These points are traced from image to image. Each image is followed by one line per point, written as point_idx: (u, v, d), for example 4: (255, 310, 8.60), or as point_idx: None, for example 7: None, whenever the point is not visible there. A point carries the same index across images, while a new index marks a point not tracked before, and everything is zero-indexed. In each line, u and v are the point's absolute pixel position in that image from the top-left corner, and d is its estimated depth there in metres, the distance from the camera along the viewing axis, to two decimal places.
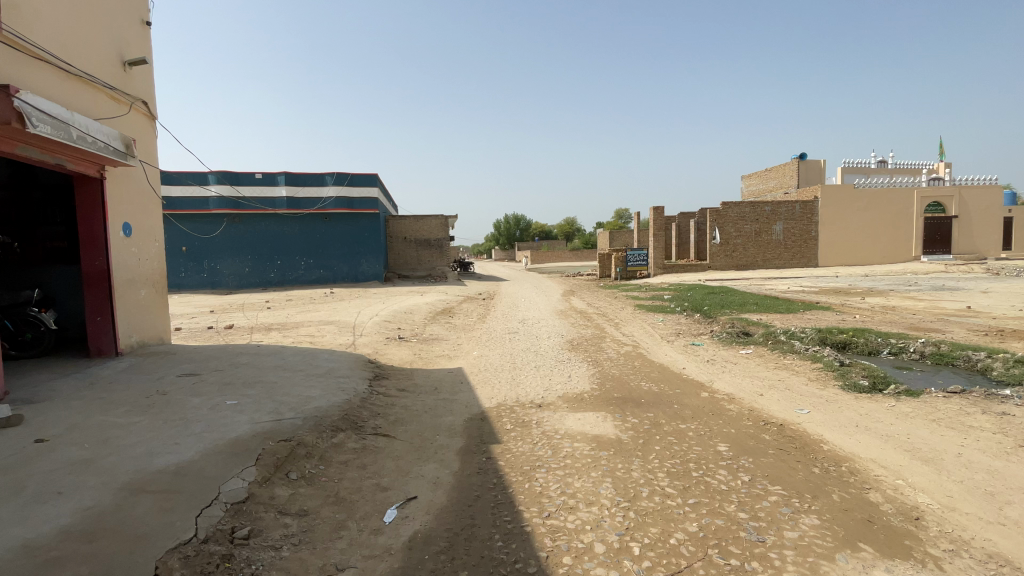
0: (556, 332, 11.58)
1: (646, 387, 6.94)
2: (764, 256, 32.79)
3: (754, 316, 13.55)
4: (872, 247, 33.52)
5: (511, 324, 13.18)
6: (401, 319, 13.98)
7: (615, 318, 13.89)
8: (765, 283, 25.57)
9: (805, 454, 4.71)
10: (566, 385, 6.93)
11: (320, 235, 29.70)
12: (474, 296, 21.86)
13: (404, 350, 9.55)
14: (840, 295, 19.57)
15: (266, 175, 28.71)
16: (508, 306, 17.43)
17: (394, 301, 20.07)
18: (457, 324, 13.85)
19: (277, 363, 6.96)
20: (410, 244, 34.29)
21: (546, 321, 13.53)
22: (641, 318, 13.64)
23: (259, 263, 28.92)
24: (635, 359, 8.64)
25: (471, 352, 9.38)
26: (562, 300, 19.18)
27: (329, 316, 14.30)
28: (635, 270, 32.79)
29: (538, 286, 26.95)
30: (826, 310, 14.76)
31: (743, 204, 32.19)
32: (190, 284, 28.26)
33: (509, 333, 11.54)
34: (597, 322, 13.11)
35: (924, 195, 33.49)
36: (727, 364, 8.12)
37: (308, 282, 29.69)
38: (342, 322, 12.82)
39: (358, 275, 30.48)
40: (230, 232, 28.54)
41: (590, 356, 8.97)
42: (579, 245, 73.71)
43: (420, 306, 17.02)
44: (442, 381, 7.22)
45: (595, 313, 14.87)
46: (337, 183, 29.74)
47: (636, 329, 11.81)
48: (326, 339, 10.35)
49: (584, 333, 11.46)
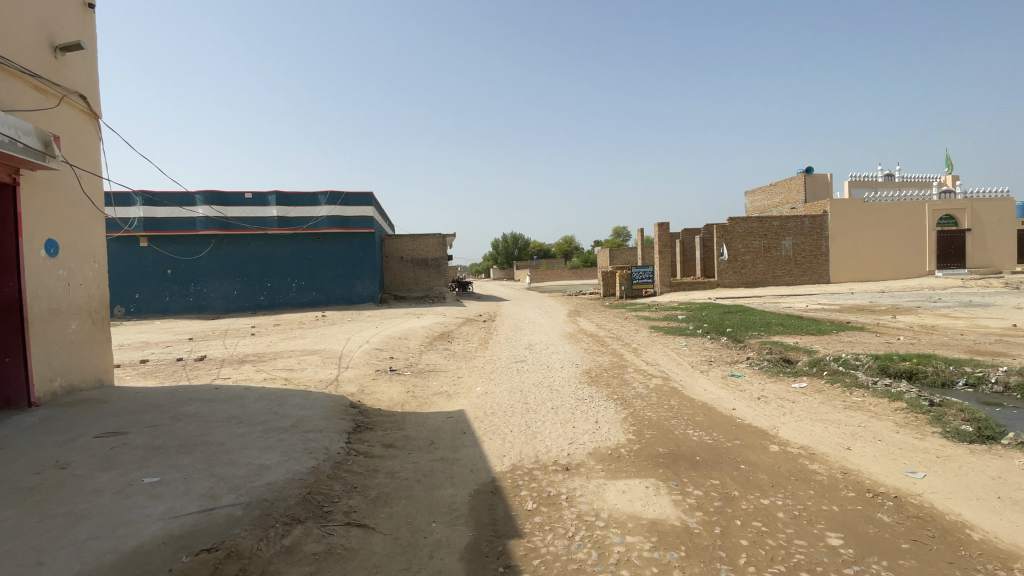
0: (569, 361, 10.22)
1: (696, 437, 5.56)
2: (773, 273, 31.62)
3: (787, 338, 12.20)
4: (884, 262, 32.28)
5: (518, 350, 11.81)
6: (396, 346, 12.62)
7: (632, 342, 12.56)
8: (780, 301, 24.26)
9: (957, 553, 3.31)
10: (595, 436, 5.54)
11: (313, 256, 28.41)
12: (474, 318, 20.55)
13: (396, 386, 8.15)
14: (867, 313, 18.20)
15: (256, 195, 27.49)
16: (511, 329, 16.05)
17: (387, 325, 18.71)
18: (458, 350, 12.50)
19: (234, 412, 5.56)
20: (407, 264, 33.02)
21: (555, 346, 12.20)
22: (662, 343, 12.29)
23: (248, 286, 27.58)
24: (670, 396, 7.28)
25: (475, 388, 8.00)
26: (569, 322, 17.83)
27: (315, 344, 12.91)
28: (641, 288, 31.54)
29: (541, 307, 25.63)
30: (862, 331, 13.40)
31: (750, 220, 31.13)
32: (175, 309, 26.86)
33: (517, 362, 10.17)
34: (613, 347, 11.76)
35: (937, 208, 32.41)
36: (783, 403, 6.75)
37: (300, 305, 28.29)
38: (329, 351, 11.45)
39: (353, 297, 29.09)
40: (218, 253, 27.28)
41: (615, 392, 7.60)
42: (579, 263, 72.58)
43: (417, 330, 15.66)
44: (440, 430, 5.79)
45: (609, 337, 13.51)
46: (331, 202, 28.48)
47: (661, 356, 10.42)
48: (307, 373, 8.95)
49: (602, 361, 10.08)
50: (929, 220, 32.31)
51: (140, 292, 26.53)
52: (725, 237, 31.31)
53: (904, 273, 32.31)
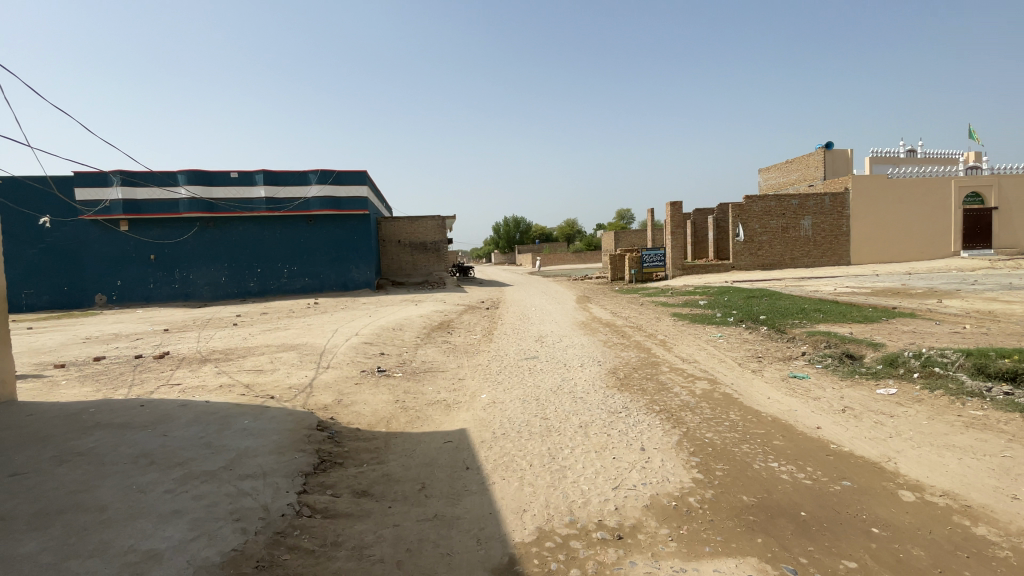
0: (590, 358, 8.68)
1: (787, 476, 4.04)
2: (792, 255, 29.99)
3: (836, 328, 10.62)
4: (908, 242, 30.56)
5: (528, 344, 10.27)
6: (389, 339, 11.11)
7: (657, 333, 11.02)
8: (803, 284, 22.66)
9: None
10: (647, 475, 4.03)
11: (305, 240, 26.77)
12: (476, 305, 19.03)
13: (383, 391, 6.64)
14: (905, 297, 16.63)
15: (243, 174, 25.78)
16: (518, 318, 14.49)
17: (382, 313, 17.16)
18: (459, 343, 10.96)
19: (148, 448, 4.04)
20: (404, 248, 31.40)
21: (571, 338, 10.66)
22: (692, 334, 10.72)
23: (237, 272, 26.05)
24: (728, 408, 5.75)
25: (481, 394, 6.49)
26: (580, 309, 16.30)
27: (297, 337, 11.37)
28: (652, 272, 29.93)
29: (548, 292, 24.11)
30: (916, 318, 11.84)
31: (767, 198, 29.40)
32: (160, 296, 25.42)
33: (529, 359, 8.64)
34: (637, 340, 10.19)
35: (965, 184, 30.56)
36: (880, 419, 5.22)
37: (292, 291, 26.75)
38: (311, 346, 9.94)
39: (348, 283, 27.50)
40: (204, 237, 25.68)
41: (657, 401, 6.09)
42: (582, 247, 70.92)
43: (414, 320, 14.12)
44: (434, 465, 4.26)
45: (629, 327, 11.95)
46: (322, 181, 26.68)
47: (697, 352, 8.88)
48: (278, 375, 7.44)
49: (628, 358, 8.56)
50: (957, 197, 30.47)
51: (123, 278, 25.08)
52: (741, 217, 29.48)
53: (928, 253, 30.59)
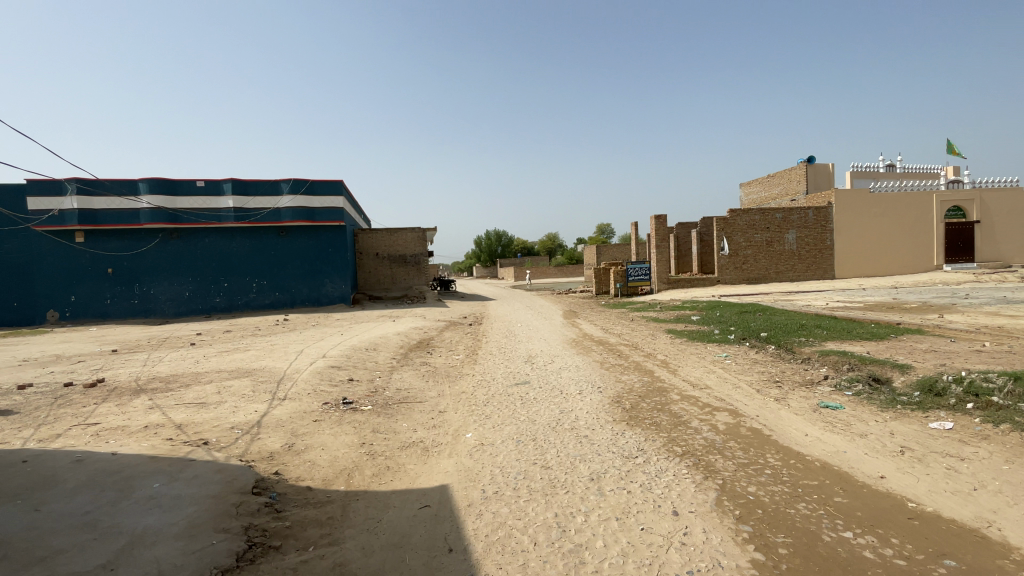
0: (588, 383, 7.67)
1: (872, 556, 3.09)
2: (776, 269, 29.61)
3: (848, 346, 9.85)
4: (891, 256, 30.59)
5: (517, 366, 9.22)
6: (361, 360, 9.96)
7: (656, 352, 10.10)
8: (793, 298, 22.17)
9: None
10: (693, 559, 3.03)
11: (276, 252, 25.36)
12: (458, 321, 17.92)
13: (347, 431, 5.51)
14: (903, 312, 16.12)
15: (210, 182, 24.36)
16: (504, 336, 13.44)
17: (356, 330, 15.91)
18: (439, 365, 9.84)
19: (3, 535, 2.87)
20: (382, 261, 30.17)
21: (565, 359, 9.66)
22: (695, 353, 9.81)
23: (202, 287, 24.48)
24: (764, 451, 4.80)
25: (466, 433, 5.41)
26: (568, 325, 15.34)
27: (257, 359, 10.11)
28: (637, 286, 29.28)
29: (532, 307, 23.15)
30: (926, 334, 11.19)
31: (751, 211, 29.18)
32: (117, 313, 23.66)
33: (519, 384, 7.59)
34: (637, 361, 9.23)
35: (944, 199, 30.83)
36: (951, 464, 4.34)
37: (261, 307, 25.23)
38: (270, 370, 8.72)
39: (321, 298, 26.10)
40: (167, 249, 24.07)
41: (677, 441, 5.10)
42: (563, 261, 70.51)
43: (390, 338, 12.97)
44: (406, 546, 3.19)
45: (625, 346, 11.02)
46: (295, 191, 25.39)
47: (706, 375, 7.98)
48: (222, 411, 6.24)
49: (631, 384, 7.60)
50: (937, 212, 30.70)
51: (77, 293, 23.26)
52: (726, 230, 29.27)
53: (910, 267, 30.66)
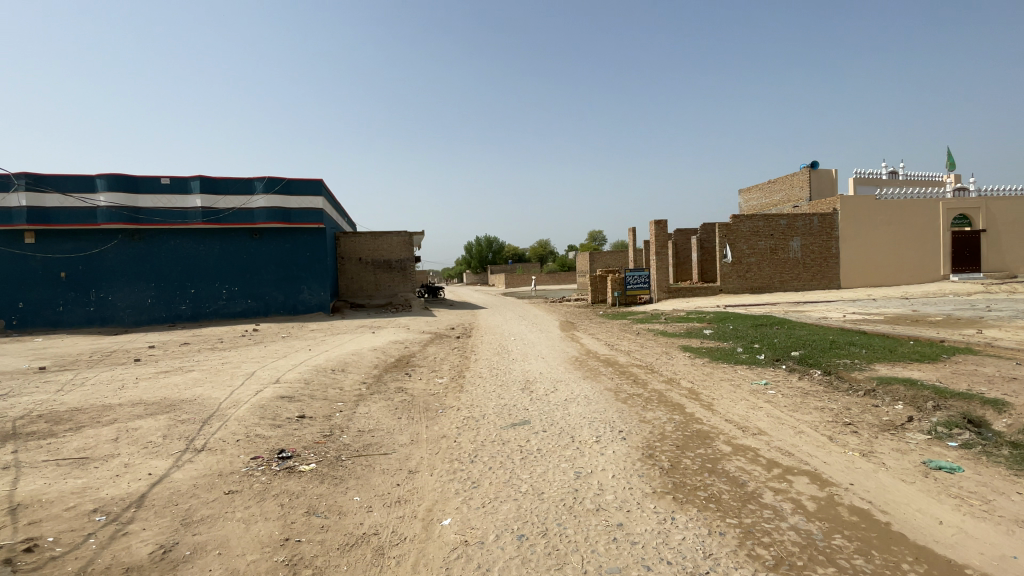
0: (605, 423, 5.98)
1: None
2: (781, 277, 28.25)
3: (906, 371, 8.27)
4: (898, 265, 29.39)
5: (512, 395, 7.50)
6: (322, 385, 8.22)
7: (679, 377, 8.45)
8: (805, 310, 20.72)
9: None
10: None
11: (248, 256, 23.45)
12: (445, 333, 16.20)
13: (269, 516, 3.77)
14: (936, 326, 14.63)
15: (176, 180, 22.47)
16: (495, 354, 11.72)
17: (328, 344, 14.10)
18: (416, 393, 8.09)
19: None
20: (365, 267, 28.31)
21: (571, 386, 7.98)
22: (726, 380, 8.15)
23: (166, 293, 22.48)
24: (897, 562, 3.15)
25: (442, 521, 3.70)
26: (568, 339, 13.67)
27: (194, 384, 8.31)
28: (636, 295, 27.70)
29: (525, 317, 21.48)
30: (985, 355, 9.66)
31: (755, 217, 27.85)
32: (71, 321, 21.56)
33: (516, 425, 5.89)
34: (658, 391, 7.57)
35: (952, 207, 29.71)
36: None
37: (231, 316, 23.26)
38: (202, 403, 6.95)
39: (298, 305, 24.18)
40: (127, 252, 22.04)
41: (756, 537, 3.44)
42: (555, 267, 69.12)
43: (363, 355, 11.18)
44: None
45: (639, 368, 9.33)
46: (268, 190, 23.50)
47: (753, 414, 6.33)
48: (100, 478, 4.45)
49: (662, 425, 5.93)
50: (944, 220, 29.55)
51: (25, 300, 21.11)
52: (729, 237, 27.88)
53: (918, 277, 29.47)
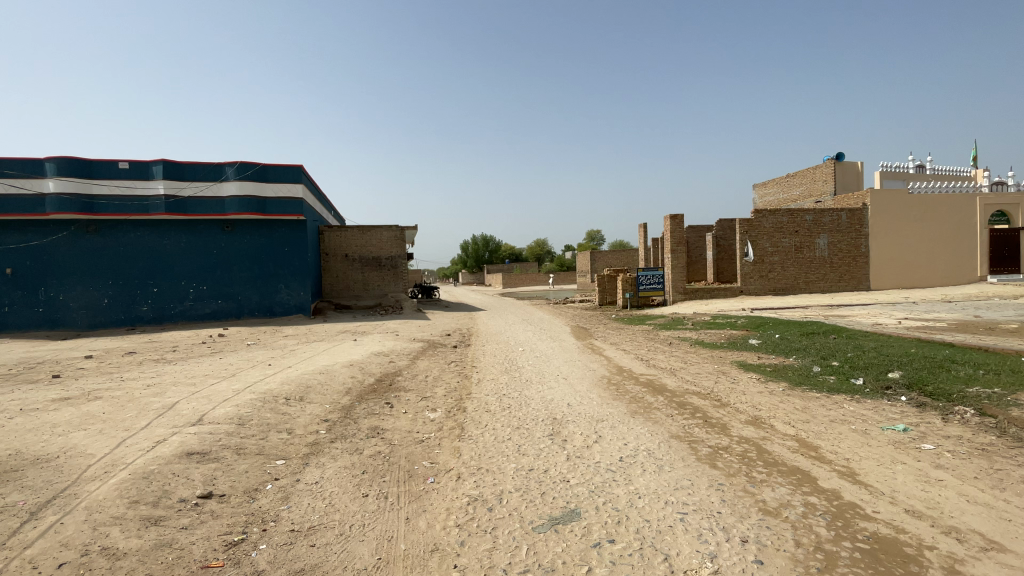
0: (711, 520, 3.54)
1: None
2: (806, 278, 25.92)
3: None
4: (930, 266, 27.15)
5: (539, 448, 5.04)
6: (261, 427, 5.73)
7: (769, 417, 6.00)
8: (846, 314, 18.37)
9: None
10: None
11: (218, 251, 20.86)
12: (439, 341, 13.72)
13: None
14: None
15: (136, 164, 19.93)
16: (503, 371, 9.27)
17: (299, 355, 11.60)
18: (397, 439, 5.61)
19: None
20: (353, 265, 25.76)
21: (622, 431, 5.51)
22: (841, 423, 5.71)
23: (124, 292, 19.85)
24: None
25: None
26: (589, 352, 11.25)
27: (79, 427, 5.76)
28: (649, 296, 25.51)
29: (529, 321, 19.05)
30: None
31: (779, 212, 25.53)
32: (15, 324, 18.87)
33: (559, 527, 3.45)
34: (755, 444, 5.16)
35: (988, 203, 27.45)
36: None
37: (200, 318, 20.67)
38: (59, 471, 4.44)
39: (275, 307, 21.64)
40: (80, 246, 19.40)
41: None
42: (554, 267, 66.75)
43: (334, 373, 8.65)
44: None
45: (701, 400, 6.92)
46: (241, 176, 20.90)
47: (942, 503, 3.90)
48: None
49: (810, 528, 3.49)
50: (981, 217, 27.31)
51: None
52: (751, 233, 25.54)
53: (952, 279, 27.24)
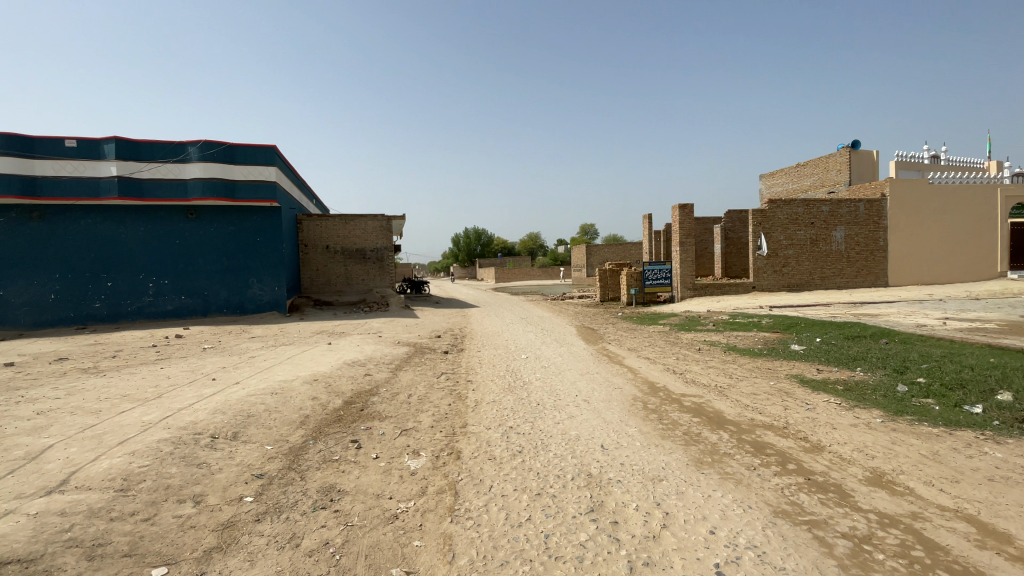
0: None
1: None
2: (821, 273, 24.31)
3: None
4: (951, 262, 25.67)
5: (581, 542, 3.16)
6: (152, 495, 3.80)
7: (897, 473, 4.19)
8: (878, 313, 16.70)
9: None
10: None
11: (182, 241, 18.72)
12: (428, 346, 11.80)
13: None
14: None
15: (86, 142, 17.74)
16: (506, 389, 7.39)
17: (258, 363, 9.61)
18: (359, 515, 3.71)
19: None
20: (334, 257, 23.70)
21: (698, 503, 3.65)
22: (1015, 486, 3.90)
23: (74, 287, 17.69)
24: None
25: None
26: (607, 361, 9.41)
27: None
28: (655, 292, 23.75)
29: (528, 321, 17.18)
30: None
31: (794, 202, 23.84)
32: None
33: None
34: (912, 530, 3.33)
35: (1010, 194, 26.00)
36: None
37: (161, 316, 18.58)
38: None
39: (246, 303, 19.58)
40: (22, 234, 17.18)
41: None
42: (549, 262, 64.74)
43: (291, 394, 6.73)
44: None
45: (782, 438, 5.09)
46: (205, 156, 18.74)
47: None
48: None
49: None
50: (1003, 209, 25.87)
51: None
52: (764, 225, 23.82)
53: (972, 275, 25.79)
